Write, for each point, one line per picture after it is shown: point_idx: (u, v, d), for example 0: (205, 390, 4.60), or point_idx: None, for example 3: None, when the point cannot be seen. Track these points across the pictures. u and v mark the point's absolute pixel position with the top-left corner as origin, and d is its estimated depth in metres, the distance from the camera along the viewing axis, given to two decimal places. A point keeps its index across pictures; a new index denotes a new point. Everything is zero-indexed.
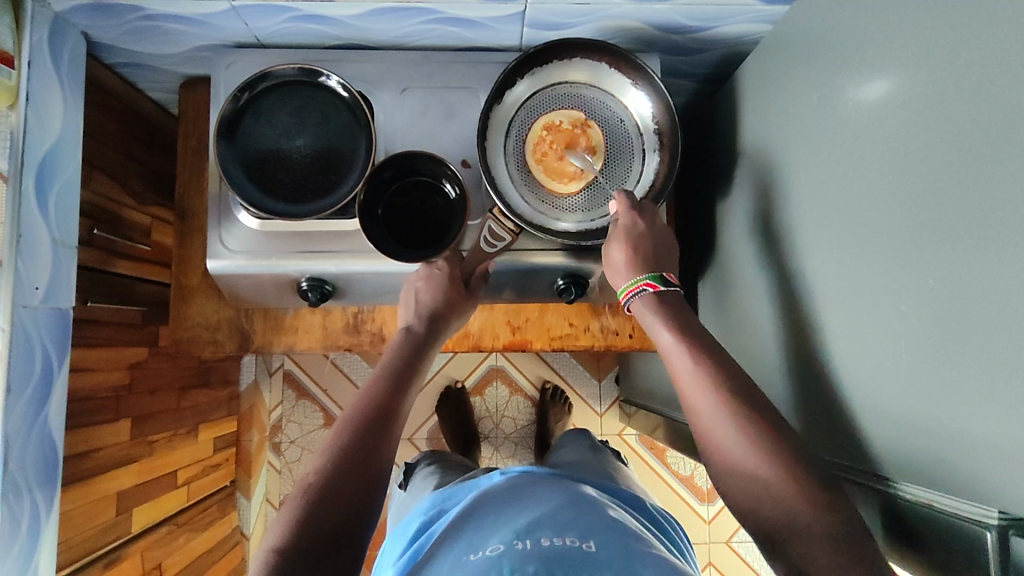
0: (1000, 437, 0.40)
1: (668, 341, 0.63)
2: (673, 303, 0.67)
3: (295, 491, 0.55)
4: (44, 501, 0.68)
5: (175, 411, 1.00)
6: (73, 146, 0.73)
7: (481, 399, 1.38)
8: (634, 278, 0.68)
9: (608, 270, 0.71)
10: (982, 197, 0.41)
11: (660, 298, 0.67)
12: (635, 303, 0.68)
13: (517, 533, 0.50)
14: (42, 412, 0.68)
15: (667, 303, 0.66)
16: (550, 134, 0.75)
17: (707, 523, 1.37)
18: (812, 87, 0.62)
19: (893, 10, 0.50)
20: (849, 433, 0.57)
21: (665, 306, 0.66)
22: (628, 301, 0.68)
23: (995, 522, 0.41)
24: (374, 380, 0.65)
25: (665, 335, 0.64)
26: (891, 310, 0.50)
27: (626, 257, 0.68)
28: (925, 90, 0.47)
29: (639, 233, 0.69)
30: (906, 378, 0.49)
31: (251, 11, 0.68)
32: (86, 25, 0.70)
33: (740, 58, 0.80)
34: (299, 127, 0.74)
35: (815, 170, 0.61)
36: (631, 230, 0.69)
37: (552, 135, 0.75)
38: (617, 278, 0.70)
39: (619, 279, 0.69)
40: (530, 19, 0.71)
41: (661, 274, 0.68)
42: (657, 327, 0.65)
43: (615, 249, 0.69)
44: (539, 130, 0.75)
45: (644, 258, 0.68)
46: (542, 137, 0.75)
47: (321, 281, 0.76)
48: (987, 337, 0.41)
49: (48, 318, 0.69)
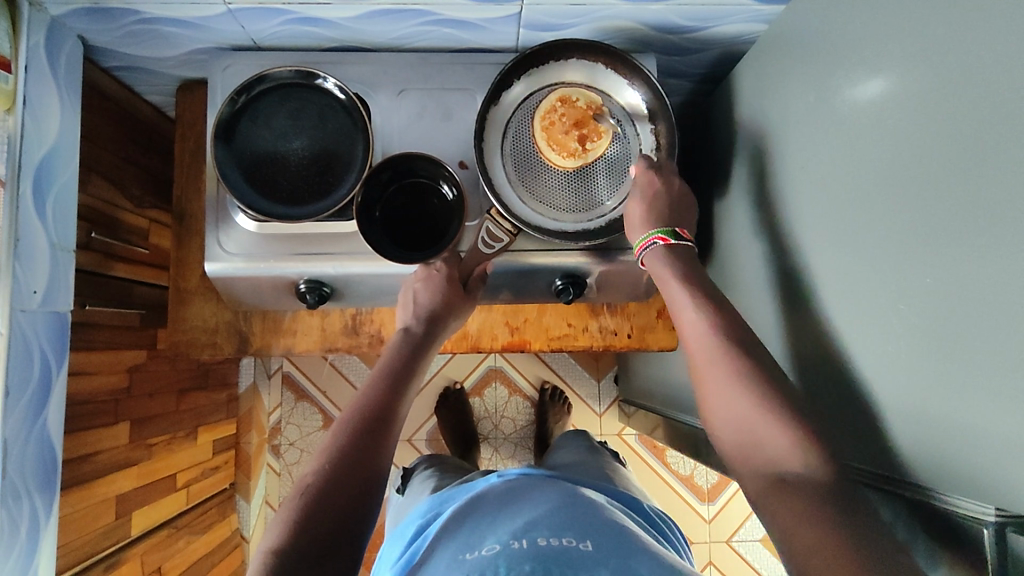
0: (999, 433, 0.41)
1: (677, 297, 0.63)
2: (685, 257, 0.67)
3: (294, 492, 0.55)
4: (43, 505, 0.68)
5: (174, 415, 1.00)
6: (70, 150, 0.73)
7: (480, 400, 1.38)
8: (648, 232, 0.68)
9: (626, 223, 0.71)
10: (979, 195, 0.42)
11: (671, 251, 0.67)
12: (646, 257, 0.69)
13: (513, 533, 0.50)
14: (40, 416, 0.67)
15: (678, 256, 0.67)
16: (562, 107, 0.75)
17: (707, 522, 1.37)
18: (808, 86, 0.62)
19: (888, 9, 0.51)
20: (849, 431, 0.57)
21: (675, 259, 0.66)
22: (639, 253, 0.69)
23: (992, 519, 0.42)
24: (372, 382, 0.65)
25: (674, 288, 0.64)
26: (890, 309, 0.51)
27: (643, 213, 0.69)
28: (922, 89, 0.47)
29: (655, 190, 0.70)
30: (907, 377, 0.49)
31: (248, 15, 0.68)
32: (83, 29, 0.70)
33: (736, 58, 0.81)
34: (296, 129, 0.74)
35: (812, 170, 0.62)
36: (647, 188, 0.70)
37: (564, 108, 0.75)
38: (633, 232, 0.70)
39: (635, 232, 0.70)
40: (526, 20, 0.71)
41: (675, 230, 0.68)
42: (667, 279, 0.65)
43: (633, 206, 0.70)
44: (552, 101, 0.75)
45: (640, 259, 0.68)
46: (554, 107, 0.75)
47: (319, 284, 0.75)
48: (987, 334, 0.41)
49: (46, 322, 0.69)
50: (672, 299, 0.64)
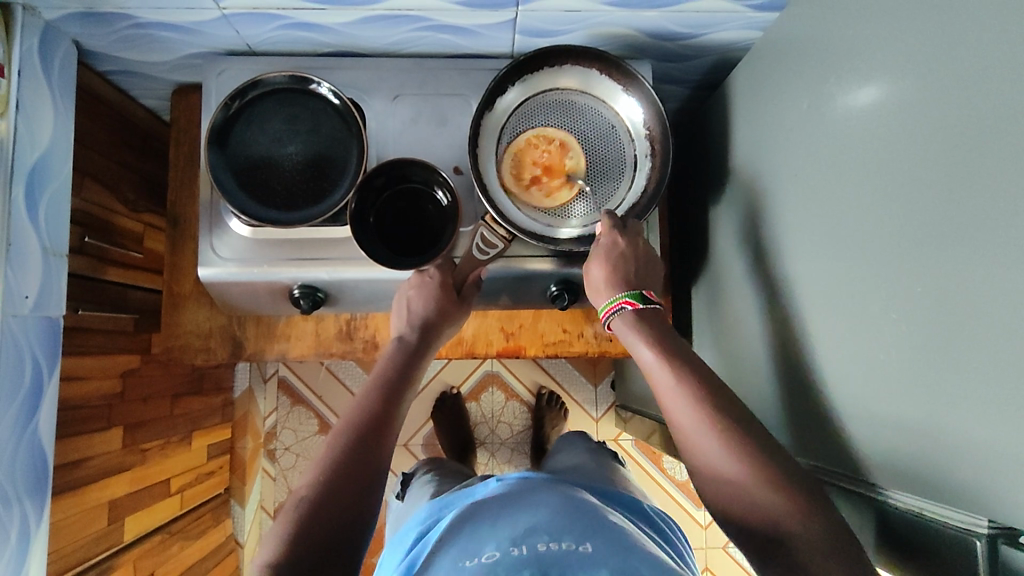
0: (987, 446, 0.40)
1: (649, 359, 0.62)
2: (656, 320, 0.66)
3: (290, 503, 0.54)
4: (34, 511, 0.67)
5: (167, 419, 0.99)
6: (63, 155, 0.73)
7: (476, 404, 1.38)
8: (613, 296, 0.67)
9: (589, 289, 0.71)
10: (971, 203, 0.41)
11: (640, 315, 0.66)
12: (614, 320, 0.68)
13: (513, 539, 0.50)
14: (32, 421, 0.67)
15: (649, 320, 0.65)
16: (555, 146, 0.75)
17: (704, 528, 1.37)
18: (801, 93, 0.62)
19: (882, 18, 0.50)
20: (840, 440, 0.56)
21: (644, 323, 0.65)
22: (606, 318, 0.68)
23: (984, 530, 0.42)
24: (369, 390, 0.65)
25: (646, 353, 0.63)
26: (879, 319, 0.50)
27: (608, 276, 0.68)
28: (914, 98, 0.47)
29: (620, 253, 0.69)
30: (895, 386, 0.49)
31: (243, 20, 0.68)
32: (76, 34, 0.70)
33: (731, 64, 0.80)
34: (291, 134, 0.74)
35: (804, 177, 0.61)
36: (612, 250, 0.69)
37: (556, 147, 0.75)
38: (598, 297, 0.70)
39: (600, 297, 0.69)
40: (521, 26, 0.71)
41: (642, 292, 0.67)
42: (639, 346, 0.64)
43: (595, 268, 0.69)
44: (551, 134, 0.75)
45: (627, 270, 0.68)
46: (549, 138, 0.75)
47: (313, 290, 0.75)
48: (974, 343, 0.41)
49: (38, 327, 0.69)
50: (645, 366, 0.63)
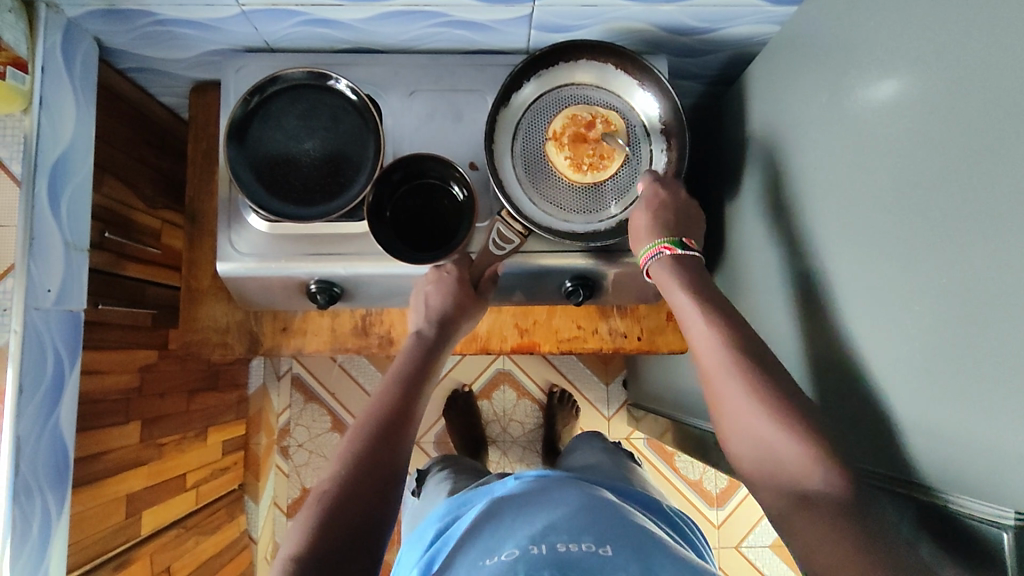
0: (1015, 440, 0.40)
1: (685, 307, 0.63)
2: (691, 269, 0.66)
3: (312, 498, 0.55)
4: (55, 502, 0.68)
5: (184, 414, 1.00)
6: (85, 150, 0.74)
7: (488, 402, 1.38)
8: (655, 241, 0.67)
9: (630, 233, 0.70)
10: (997, 194, 0.41)
11: (677, 260, 0.66)
12: (653, 266, 0.68)
13: (532, 537, 0.49)
14: (53, 413, 0.68)
15: (685, 267, 0.66)
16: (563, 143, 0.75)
17: (717, 527, 1.37)
18: (821, 86, 0.61)
19: (903, 9, 0.50)
20: (865, 435, 0.56)
21: (682, 267, 0.66)
22: (646, 263, 0.68)
23: (1011, 522, 0.41)
24: (386, 386, 0.65)
25: (682, 296, 0.63)
26: (904, 313, 0.50)
27: (649, 222, 0.68)
28: (935, 90, 0.47)
29: (661, 202, 0.69)
30: (921, 380, 0.48)
31: (262, 16, 0.68)
32: (98, 31, 0.70)
33: (747, 59, 0.80)
34: (309, 130, 0.74)
35: (825, 171, 0.61)
36: (655, 198, 0.69)
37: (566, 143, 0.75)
38: (638, 243, 0.69)
39: (640, 242, 0.69)
40: (537, 22, 0.71)
41: (682, 240, 0.67)
42: (674, 289, 0.64)
43: (639, 214, 0.69)
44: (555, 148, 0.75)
45: (666, 226, 0.68)
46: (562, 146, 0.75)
47: (330, 285, 0.76)
48: (1000, 336, 0.41)
49: (60, 320, 0.70)
50: (679, 308, 0.64)
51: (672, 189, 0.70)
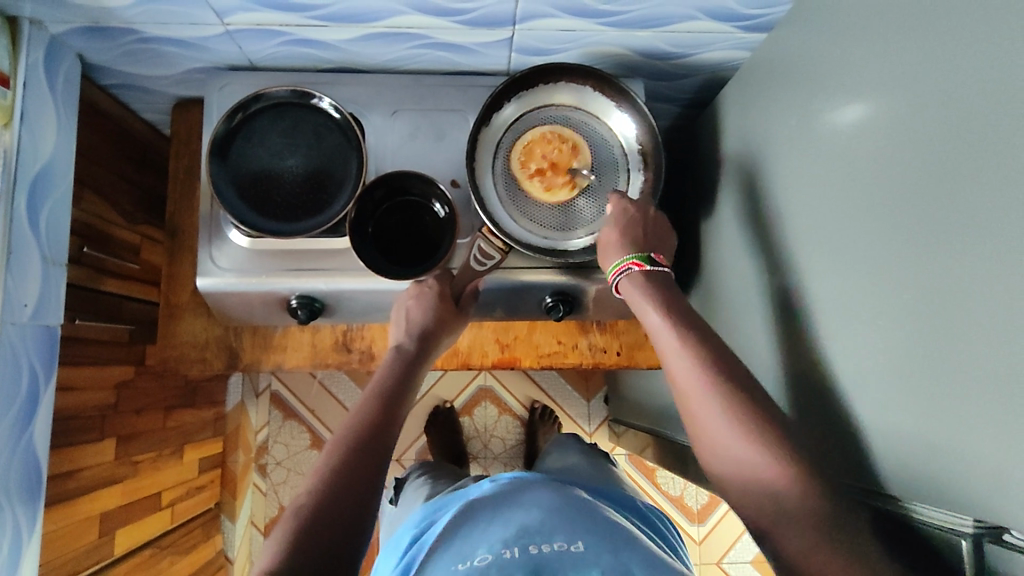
0: (977, 446, 0.42)
1: (657, 326, 0.63)
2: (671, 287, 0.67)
3: (289, 513, 0.54)
4: (27, 519, 0.67)
5: (160, 431, 0.98)
6: (65, 164, 0.74)
7: (469, 418, 1.38)
8: (623, 257, 0.69)
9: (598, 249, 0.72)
10: (956, 213, 0.43)
11: (648, 277, 0.67)
12: (623, 282, 0.68)
13: (505, 539, 0.51)
14: (27, 430, 0.67)
15: (654, 280, 0.67)
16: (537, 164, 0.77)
17: (697, 543, 1.37)
18: (790, 109, 0.64)
19: (866, 38, 0.53)
20: (836, 446, 0.58)
21: (651, 283, 0.66)
22: (616, 277, 0.69)
23: (970, 529, 0.42)
24: (365, 401, 0.66)
25: (654, 317, 0.64)
26: (871, 325, 0.52)
27: (619, 235, 0.69)
28: (897, 114, 0.49)
29: (632, 218, 0.71)
30: (888, 390, 0.50)
31: (247, 36, 0.70)
32: (82, 47, 0.71)
33: (720, 83, 0.83)
34: (292, 147, 0.75)
35: (796, 190, 0.64)
36: (625, 215, 0.71)
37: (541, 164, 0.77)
38: (607, 257, 0.70)
39: (609, 258, 0.70)
40: (519, 45, 0.73)
41: (649, 255, 0.69)
42: (645, 307, 0.65)
43: (609, 230, 0.70)
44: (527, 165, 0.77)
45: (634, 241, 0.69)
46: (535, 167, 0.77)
47: (311, 299, 0.76)
48: (962, 346, 0.43)
49: (36, 334, 0.69)
50: (652, 329, 0.64)
51: (641, 204, 0.72)
